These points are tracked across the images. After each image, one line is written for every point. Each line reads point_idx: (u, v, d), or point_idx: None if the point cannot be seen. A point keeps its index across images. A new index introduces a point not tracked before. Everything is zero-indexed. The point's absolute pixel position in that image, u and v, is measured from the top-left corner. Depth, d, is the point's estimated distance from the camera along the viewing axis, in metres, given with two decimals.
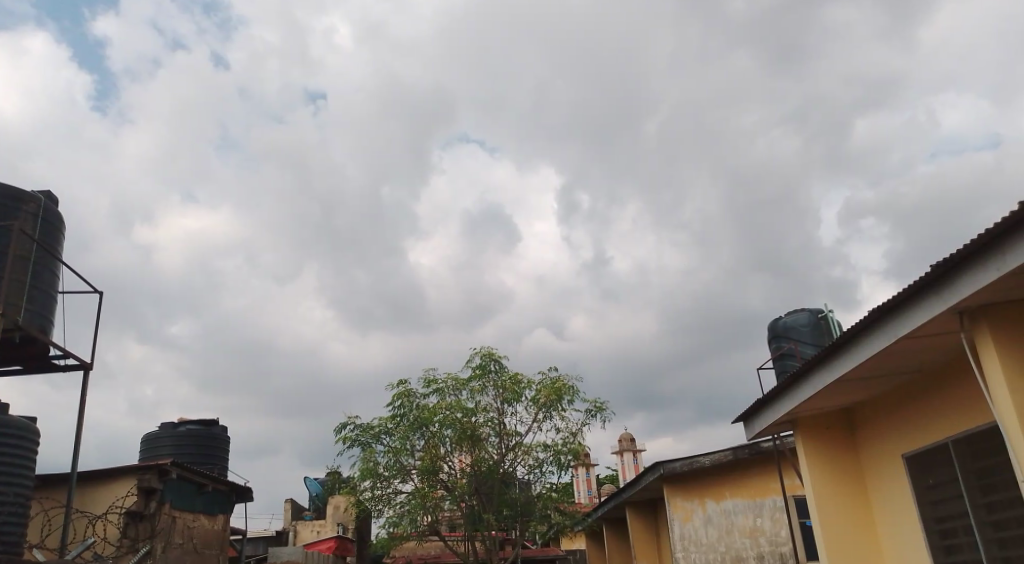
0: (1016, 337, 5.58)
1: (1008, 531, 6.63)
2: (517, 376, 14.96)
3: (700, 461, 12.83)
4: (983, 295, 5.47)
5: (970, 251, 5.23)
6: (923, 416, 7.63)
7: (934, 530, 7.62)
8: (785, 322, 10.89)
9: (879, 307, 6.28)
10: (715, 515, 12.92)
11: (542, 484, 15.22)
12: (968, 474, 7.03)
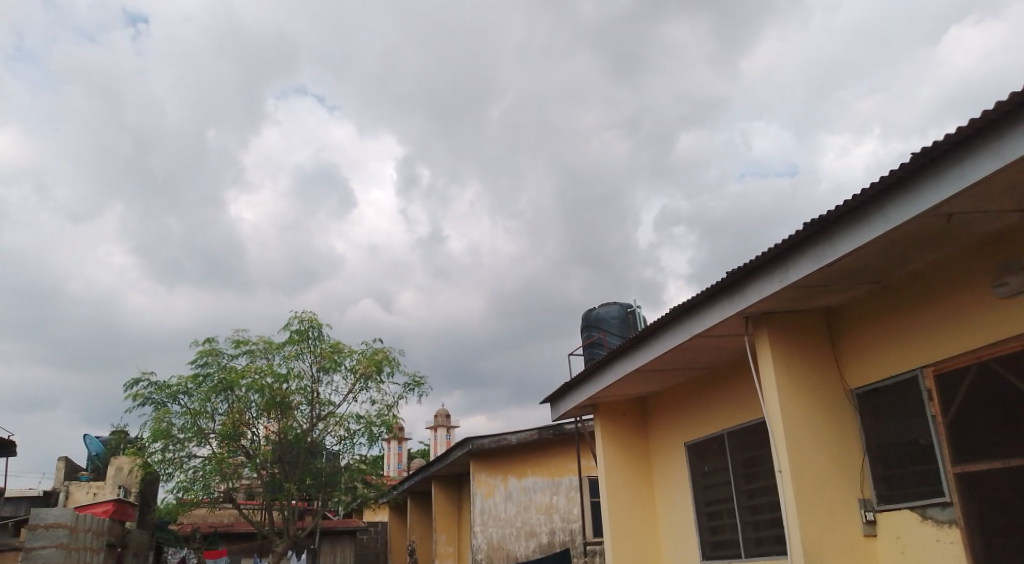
0: (788, 342, 6.19)
1: (761, 515, 7.34)
2: (337, 346, 14.59)
3: (506, 439, 13.22)
4: (766, 303, 6.00)
5: (761, 262, 5.71)
6: (706, 408, 8.28)
7: (703, 511, 8.33)
8: (597, 313, 11.46)
9: (680, 305, 6.72)
10: (515, 491, 13.36)
11: (350, 455, 14.94)
12: (736, 462, 7.72)
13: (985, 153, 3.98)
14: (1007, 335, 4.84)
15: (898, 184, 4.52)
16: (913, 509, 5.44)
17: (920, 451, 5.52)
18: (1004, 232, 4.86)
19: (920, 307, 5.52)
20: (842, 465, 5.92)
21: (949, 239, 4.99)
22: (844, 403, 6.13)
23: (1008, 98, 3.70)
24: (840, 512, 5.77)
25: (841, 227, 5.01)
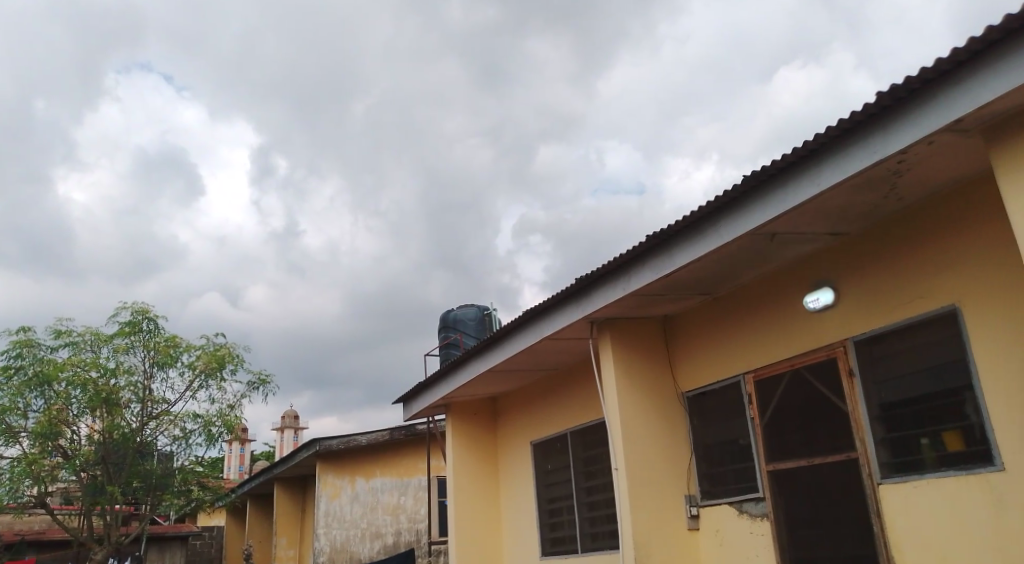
0: (629, 347, 6.54)
1: (598, 512, 7.67)
2: (174, 340, 13.75)
3: (356, 439, 12.98)
4: (610, 309, 6.30)
5: (607, 271, 5.99)
6: (552, 409, 8.55)
7: (545, 509, 8.59)
8: (455, 314, 11.54)
9: (531, 308, 6.91)
10: (362, 492, 13.15)
11: (184, 456, 14.10)
12: (577, 460, 8.03)
13: (804, 180, 4.40)
14: (815, 346, 5.34)
15: (730, 203, 4.90)
16: (732, 504, 5.92)
17: (739, 450, 5.98)
18: (818, 252, 5.37)
19: (746, 318, 5.99)
20: (672, 464, 6.31)
21: (772, 256, 5.45)
22: (677, 405, 6.54)
23: (824, 132, 4.12)
24: (668, 507, 6.15)
25: (679, 240, 5.36)
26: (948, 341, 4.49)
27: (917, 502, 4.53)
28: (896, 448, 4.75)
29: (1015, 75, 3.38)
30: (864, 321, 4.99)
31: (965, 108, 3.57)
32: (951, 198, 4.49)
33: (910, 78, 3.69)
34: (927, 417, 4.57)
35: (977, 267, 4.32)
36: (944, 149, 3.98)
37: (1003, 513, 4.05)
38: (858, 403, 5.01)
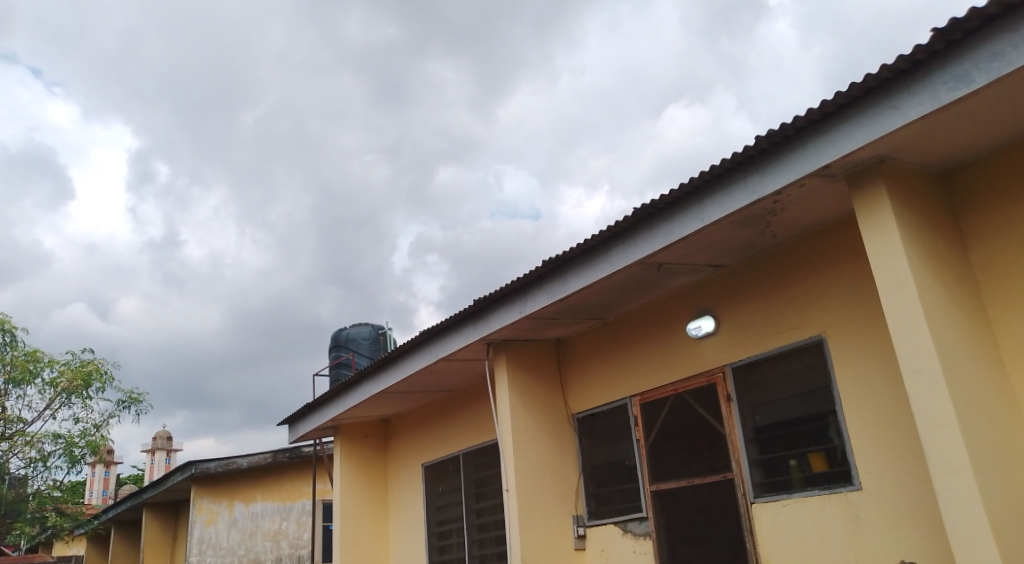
0: (523, 369, 6.66)
1: (487, 534, 7.70)
2: (36, 354, 12.77)
3: (236, 462, 12.43)
4: (507, 331, 6.41)
5: (504, 293, 6.10)
6: (444, 430, 8.54)
7: (434, 531, 8.54)
8: (347, 333, 11.35)
9: (426, 329, 6.92)
10: (241, 518, 12.61)
11: (41, 481, 13.04)
12: (468, 482, 8.05)
13: (690, 214, 4.66)
14: (697, 371, 5.63)
15: (623, 233, 5.12)
16: (617, 524, 6.11)
17: (625, 471, 6.19)
18: (701, 282, 5.69)
19: (633, 343, 6.24)
20: (561, 484, 6.45)
21: (659, 285, 5.72)
22: (567, 426, 6.70)
23: (710, 170, 4.40)
24: (556, 527, 6.27)
25: (575, 266, 5.53)
26: (815, 369, 4.85)
27: (785, 520, 4.83)
28: (768, 469, 5.06)
29: (875, 128, 3.75)
30: (742, 348, 5.31)
31: (832, 155, 3.92)
32: (819, 237, 4.88)
33: (786, 124, 4.02)
34: (795, 439, 4.90)
35: (841, 300, 4.71)
36: (814, 192, 4.34)
37: (860, 529, 4.39)
38: (734, 426, 5.31)
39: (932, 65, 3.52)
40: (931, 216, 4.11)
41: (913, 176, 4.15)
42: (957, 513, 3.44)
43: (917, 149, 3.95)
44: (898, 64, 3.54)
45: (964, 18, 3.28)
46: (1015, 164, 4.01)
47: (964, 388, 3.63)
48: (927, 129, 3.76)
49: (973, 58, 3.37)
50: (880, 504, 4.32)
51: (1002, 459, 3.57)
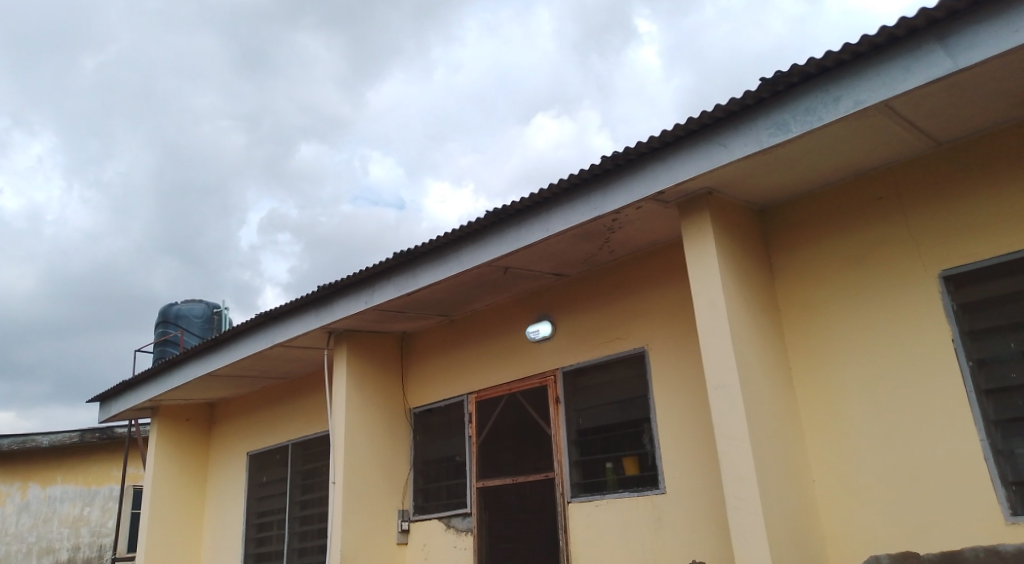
0: (363, 359, 6.59)
1: (310, 526, 7.54)
2: None
3: (35, 440, 11.03)
4: (350, 321, 6.32)
5: (350, 282, 6.02)
6: (275, 418, 8.27)
7: (253, 522, 8.25)
8: (178, 309, 10.71)
9: (265, 312, 6.69)
10: (34, 502, 11.26)
11: None
12: (294, 472, 7.84)
13: (536, 223, 4.83)
14: (531, 373, 5.82)
15: (471, 234, 5.22)
16: (441, 519, 6.17)
17: (455, 468, 6.29)
18: (543, 288, 5.90)
19: (474, 342, 6.35)
20: (388, 478, 6.44)
21: (503, 288, 5.87)
22: (401, 420, 6.70)
23: (558, 182, 4.59)
24: (379, 521, 6.25)
25: (423, 262, 5.56)
26: (636, 379, 5.18)
27: (596, 520, 5.09)
28: (586, 471, 5.33)
29: (706, 161, 4.06)
30: (573, 354, 5.56)
31: (667, 182, 4.21)
32: (652, 255, 5.20)
33: (630, 149, 4.26)
34: (613, 443, 5.21)
35: (665, 317, 5.05)
36: (650, 214, 4.64)
37: (661, 530, 4.72)
38: (560, 427, 5.52)
39: (759, 110, 3.87)
40: (746, 246, 4.51)
41: (735, 208, 4.54)
42: (741, 518, 3.80)
43: (740, 185, 4.33)
44: (730, 106, 3.87)
45: (787, 72, 3.65)
46: (819, 206, 4.48)
47: (758, 405, 4.02)
48: (751, 168, 4.13)
49: (792, 109, 3.75)
50: (680, 508, 4.67)
51: (783, 471, 3.99)
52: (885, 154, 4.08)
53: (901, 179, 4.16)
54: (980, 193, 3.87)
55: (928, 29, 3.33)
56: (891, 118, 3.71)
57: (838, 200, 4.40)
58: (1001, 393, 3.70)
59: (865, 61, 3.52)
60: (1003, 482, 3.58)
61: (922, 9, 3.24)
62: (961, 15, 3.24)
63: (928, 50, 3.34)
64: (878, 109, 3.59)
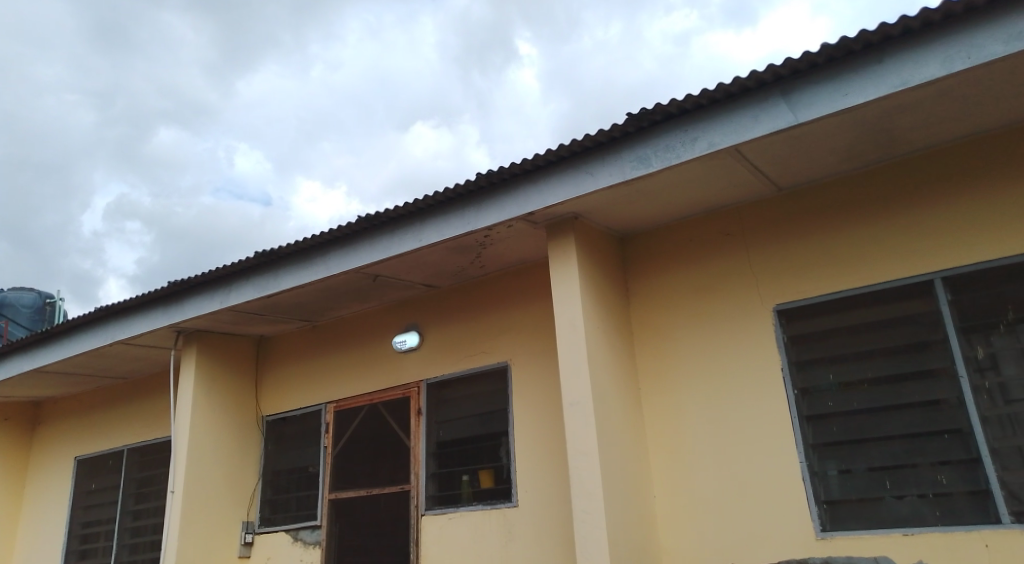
0: (215, 362, 6.27)
1: (141, 537, 7.02)
2: None
3: None
4: (203, 321, 5.99)
5: (205, 281, 5.72)
6: (110, 420, 7.68)
7: (76, 533, 7.59)
8: (3, 297, 9.73)
9: (105, 306, 6.20)
10: None
11: None
12: (128, 480, 7.30)
13: (406, 233, 4.80)
14: (394, 384, 5.74)
15: (339, 239, 5.10)
16: (288, 531, 5.91)
17: (307, 478, 6.08)
18: (411, 299, 5.85)
19: (335, 350, 6.19)
20: (233, 487, 6.13)
21: (369, 296, 5.77)
22: (252, 427, 6.41)
23: (431, 195, 4.58)
24: (220, 532, 5.92)
25: (286, 264, 5.37)
26: (497, 393, 5.24)
27: (448, 532, 5.07)
28: (442, 483, 5.30)
29: (574, 187, 4.20)
30: (437, 367, 5.55)
31: (536, 204, 4.32)
32: (521, 274, 5.30)
33: (504, 169, 4.33)
34: (471, 456, 5.23)
35: (528, 334, 5.14)
36: (520, 233, 4.72)
37: (511, 543, 4.78)
38: (419, 439, 5.47)
39: (626, 143, 4.05)
40: (607, 271, 4.69)
41: (598, 234, 4.72)
42: (587, 531, 3.92)
43: (605, 212, 4.51)
44: (600, 136, 4.03)
45: (652, 110, 3.85)
46: (674, 238, 4.74)
47: (610, 424, 4.18)
48: (615, 197, 4.30)
49: (655, 145, 3.95)
50: (531, 521, 4.75)
51: (628, 486, 4.15)
52: (737, 194, 4.38)
53: (748, 219, 4.48)
54: (814, 237, 4.23)
55: (775, 84, 3.63)
56: (743, 162, 3.99)
57: (692, 233, 4.67)
58: (820, 419, 4.04)
59: (721, 107, 3.78)
60: (817, 500, 3.90)
61: (770, 65, 3.53)
62: (803, 74, 3.56)
63: (774, 103, 3.63)
64: (729, 153, 3.86)
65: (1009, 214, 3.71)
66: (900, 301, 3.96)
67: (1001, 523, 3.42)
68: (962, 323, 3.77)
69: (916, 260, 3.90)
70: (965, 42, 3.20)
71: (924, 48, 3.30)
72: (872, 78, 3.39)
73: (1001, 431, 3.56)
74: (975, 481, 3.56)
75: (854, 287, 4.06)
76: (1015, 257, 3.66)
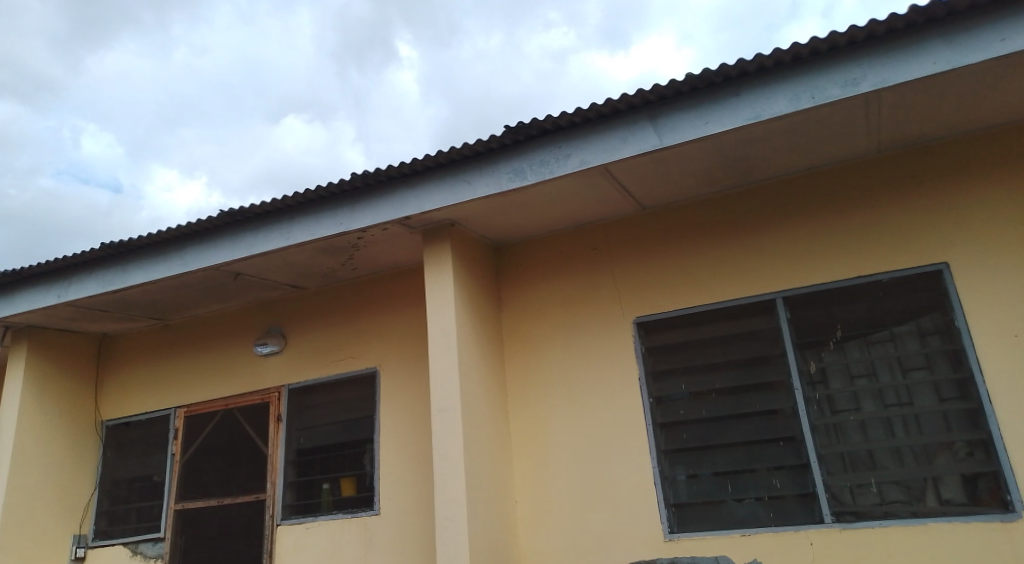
0: (48, 361, 5.76)
1: None
2: None
3: None
4: (36, 316, 5.48)
5: (42, 272, 5.24)
6: None
7: None
8: None
9: None
10: None
11: None
12: None
13: (274, 231, 4.62)
14: (253, 389, 5.48)
15: (198, 234, 4.84)
16: (126, 545, 5.50)
17: (151, 487, 5.70)
18: (276, 300, 5.63)
19: (189, 351, 5.84)
20: (64, 497, 5.63)
21: (231, 295, 5.50)
22: (90, 432, 5.93)
23: (301, 193, 4.44)
24: (46, 547, 5.42)
25: (137, 258, 5.03)
26: (363, 399, 5.14)
27: (305, 542, 4.90)
28: (300, 492, 5.13)
29: (449, 195, 4.21)
30: (301, 371, 5.37)
31: (410, 209, 4.29)
32: (392, 279, 5.23)
33: (378, 171, 4.27)
34: (332, 464, 5.10)
35: (398, 340, 5.09)
36: (393, 237, 4.67)
37: (370, 552, 4.69)
38: (278, 446, 5.26)
39: (502, 154, 4.11)
40: (480, 278, 4.72)
41: (473, 242, 4.74)
42: (448, 538, 3.92)
43: (480, 221, 4.54)
44: (477, 146, 4.06)
45: (529, 124, 3.92)
46: (546, 249, 4.85)
47: (475, 431, 4.20)
48: (490, 207, 4.34)
49: (531, 158, 4.03)
50: (391, 529, 4.69)
51: (491, 493, 4.19)
52: (606, 210, 4.54)
53: (615, 234, 4.65)
54: (675, 254, 4.46)
55: (644, 108, 3.80)
56: (612, 180, 4.14)
57: (563, 246, 4.80)
58: (672, 427, 4.25)
59: (593, 126, 3.91)
60: (667, 503, 4.09)
61: (640, 90, 3.70)
62: (669, 101, 3.75)
63: (643, 126, 3.80)
64: (600, 171, 4.00)
65: (843, 241, 4.07)
66: (747, 317, 4.24)
67: (824, 522, 3.73)
68: (799, 339, 4.08)
69: (762, 280, 4.20)
70: (811, 83, 3.49)
71: (777, 85, 3.56)
72: (731, 110, 3.63)
73: (827, 439, 3.89)
74: (804, 485, 3.86)
75: (707, 304, 4.31)
76: (844, 280, 4.02)
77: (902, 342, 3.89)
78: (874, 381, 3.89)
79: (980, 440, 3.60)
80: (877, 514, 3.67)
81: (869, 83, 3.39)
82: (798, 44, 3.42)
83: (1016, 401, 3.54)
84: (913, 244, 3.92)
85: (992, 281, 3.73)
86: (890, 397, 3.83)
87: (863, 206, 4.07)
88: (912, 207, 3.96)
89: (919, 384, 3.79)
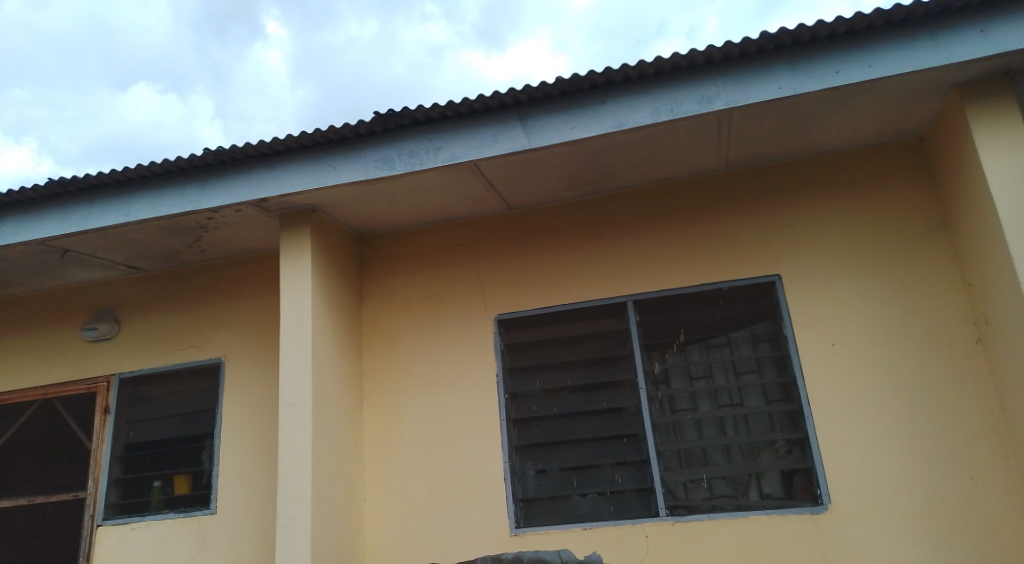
0: None
1: None
2: None
3: None
4: None
5: None
6: None
7: None
8: None
9: None
10: None
11: None
12: None
13: (113, 205, 4.27)
14: (77, 378, 5.03)
15: (23, 204, 4.37)
16: None
17: None
18: (111, 281, 5.21)
19: (5, 333, 5.29)
20: None
21: (58, 273, 5.03)
22: None
23: (146, 166, 4.12)
24: None
25: None
26: (206, 391, 4.87)
27: (129, 542, 4.56)
28: (127, 490, 4.79)
29: (310, 179, 4.05)
30: (135, 359, 4.99)
31: (268, 191, 4.09)
32: (245, 265, 4.98)
33: (235, 148, 4.03)
34: (166, 460, 4.80)
35: (247, 329, 4.85)
36: (248, 220, 4.44)
37: (203, 553, 4.44)
38: (103, 440, 4.85)
39: (368, 141, 4.01)
40: (340, 268, 4.59)
41: (335, 230, 4.60)
42: (290, 536, 3.78)
43: (343, 209, 4.41)
44: (342, 131, 3.93)
45: (398, 113, 3.85)
46: (409, 243, 4.79)
47: (326, 426, 4.07)
48: (353, 195, 4.23)
49: (398, 148, 3.96)
50: (228, 528, 4.46)
51: (338, 490, 4.08)
52: (470, 207, 4.54)
53: (479, 232, 4.67)
54: (535, 254, 4.53)
55: (513, 108, 3.83)
56: (478, 177, 4.15)
57: (426, 240, 4.76)
58: (524, 423, 4.32)
59: (462, 121, 3.89)
60: (515, 498, 4.15)
61: (511, 89, 3.72)
62: (538, 103, 3.80)
63: (510, 125, 3.84)
64: (468, 167, 3.99)
65: (691, 250, 4.29)
66: (600, 318, 4.38)
67: (659, 516, 3.92)
68: (647, 341, 4.27)
69: (616, 284, 4.35)
70: (671, 97, 3.66)
71: (640, 95, 3.69)
72: (595, 116, 3.73)
73: (667, 436, 4.09)
74: (643, 479, 4.04)
75: (565, 304, 4.41)
76: (689, 286, 4.24)
77: (736, 347, 4.16)
78: (710, 383, 4.13)
79: (798, 439, 3.91)
80: (706, 507, 3.92)
81: (722, 101, 3.59)
82: (661, 59, 3.56)
83: (832, 403, 3.87)
84: (752, 256, 4.20)
85: (818, 293, 4.06)
86: (723, 398, 4.08)
87: (710, 217, 4.31)
88: (754, 221, 4.24)
89: (750, 386, 4.07)
